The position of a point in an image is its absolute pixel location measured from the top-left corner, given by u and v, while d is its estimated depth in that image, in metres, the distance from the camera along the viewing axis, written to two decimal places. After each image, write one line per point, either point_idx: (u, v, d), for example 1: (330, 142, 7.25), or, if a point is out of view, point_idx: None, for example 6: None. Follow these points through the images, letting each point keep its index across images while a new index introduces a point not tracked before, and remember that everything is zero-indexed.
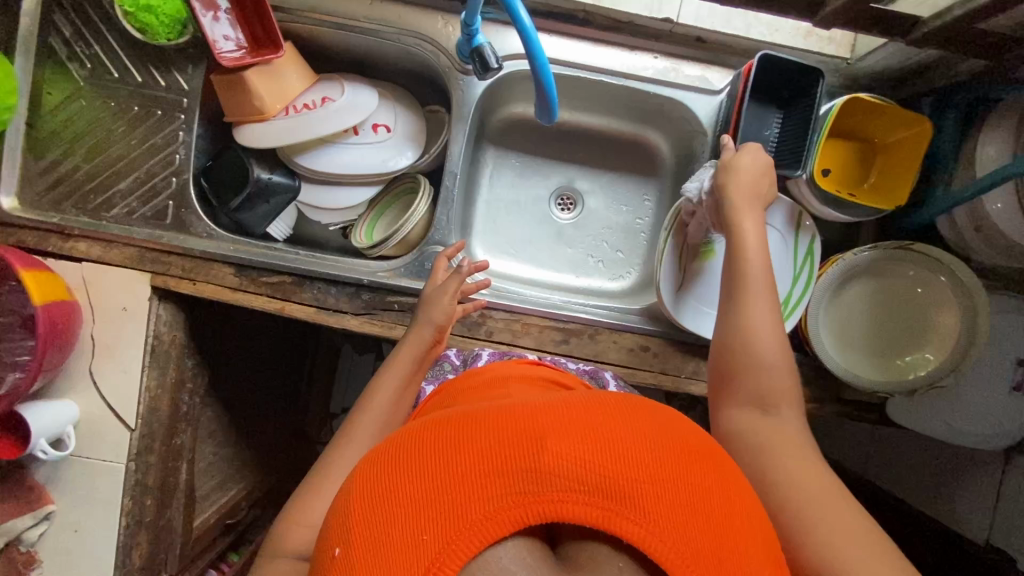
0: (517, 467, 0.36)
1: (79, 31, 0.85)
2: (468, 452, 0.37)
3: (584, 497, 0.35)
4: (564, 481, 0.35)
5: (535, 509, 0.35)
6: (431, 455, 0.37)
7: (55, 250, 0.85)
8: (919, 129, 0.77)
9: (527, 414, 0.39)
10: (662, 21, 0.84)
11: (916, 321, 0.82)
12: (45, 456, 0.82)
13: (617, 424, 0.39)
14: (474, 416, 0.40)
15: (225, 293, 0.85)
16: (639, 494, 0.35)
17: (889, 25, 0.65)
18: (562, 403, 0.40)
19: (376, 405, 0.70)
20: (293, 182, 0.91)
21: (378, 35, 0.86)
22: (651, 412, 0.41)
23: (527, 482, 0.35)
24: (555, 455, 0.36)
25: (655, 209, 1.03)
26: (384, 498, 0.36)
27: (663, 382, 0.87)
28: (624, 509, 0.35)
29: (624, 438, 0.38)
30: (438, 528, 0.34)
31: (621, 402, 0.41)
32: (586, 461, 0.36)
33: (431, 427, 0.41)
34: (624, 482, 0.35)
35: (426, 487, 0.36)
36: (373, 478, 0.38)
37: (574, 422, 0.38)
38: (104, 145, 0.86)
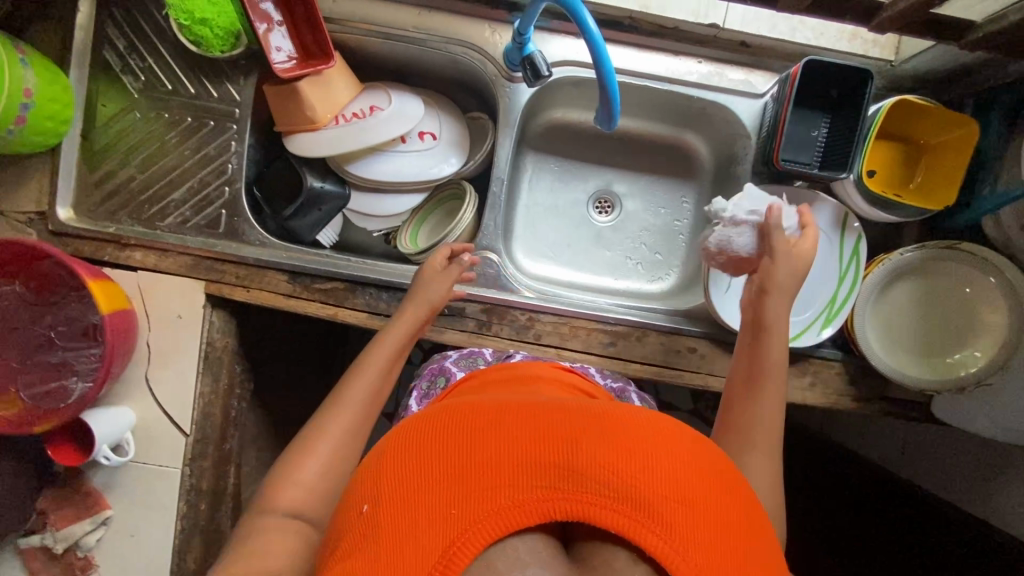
0: (553, 468, 0.39)
1: (132, 44, 0.87)
2: (509, 445, 0.40)
3: (613, 505, 0.38)
4: (590, 484, 0.38)
5: (562, 506, 0.38)
6: (472, 440, 0.41)
7: (111, 259, 0.87)
8: (965, 129, 0.78)
9: (570, 422, 0.42)
10: (708, 26, 0.85)
11: (964, 320, 0.83)
12: (106, 463, 0.83)
13: (652, 441, 0.41)
14: (515, 410, 0.44)
15: (279, 300, 0.87)
16: (666, 511, 0.37)
17: (945, 30, 0.66)
18: (602, 412, 0.44)
19: (365, 372, 0.72)
20: (344, 190, 0.92)
21: (426, 44, 0.87)
22: (685, 436, 0.44)
23: (562, 481, 0.39)
24: (591, 461, 0.39)
25: (693, 211, 1.04)
26: (423, 473, 0.40)
27: (711, 383, 0.88)
28: (650, 522, 0.37)
29: (659, 457, 0.40)
30: (470, 507, 0.37)
31: (660, 422, 0.44)
32: (622, 472, 0.39)
33: (473, 412, 0.44)
34: (650, 495, 0.38)
35: (464, 467, 0.40)
36: (411, 451, 0.42)
37: (611, 433, 0.41)
38: (157, 156, 0.88)
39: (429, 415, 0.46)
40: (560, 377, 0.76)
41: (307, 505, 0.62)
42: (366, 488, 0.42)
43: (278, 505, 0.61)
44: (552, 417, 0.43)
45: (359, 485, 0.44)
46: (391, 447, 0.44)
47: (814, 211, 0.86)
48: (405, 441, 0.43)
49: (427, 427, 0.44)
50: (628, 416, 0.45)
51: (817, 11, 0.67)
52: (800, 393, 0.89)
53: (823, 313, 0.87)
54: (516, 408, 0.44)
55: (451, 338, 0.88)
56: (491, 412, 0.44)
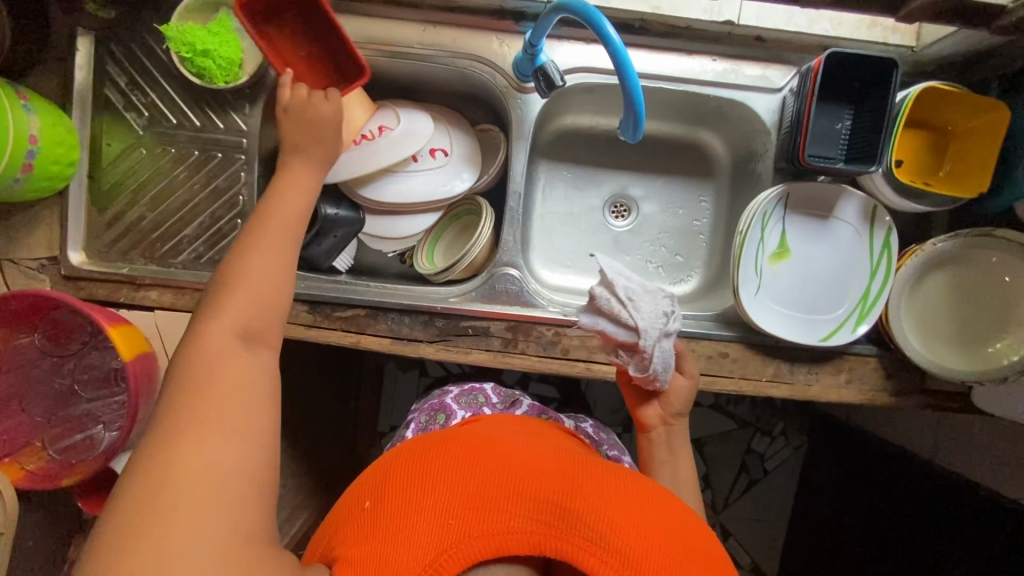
0: (550, 507, 0.51)
1: (134, 80, 0.85)
2: (517, 484, 0.53)
3: (590, 547, 0.49)
4: (583, 531, 0.50)
5: (551, 541, 0.49)
6: (489, 476, 0.53)
7: (127, 300, 0.84)
8: (995, 113, 0.75)
9: (567, 478, 0.55)
10: (722, 23, 0.82)
11: (1003, 307, 0.81)
12: None
13: (638, 507, 0.54)
14: (526, 460, 0.57)
15: (299, 331, 0.85)
16: (630, 557, 0.49)
17: (979, 16, 0.64)
18: (602, 478, 0.57)
19: (279, 211, 0.62)
20: (358, 214, 0.91)
21: (433, 60, 0.85)
22: (665, 512, 0.56)
23: (553, 521, 0.50)
24: (579, 510, 0.51)
25: (712, 210, 1.02)
26: (444, 490, 0.52)
27: (745, 387, 0.86)
28: (613, 561, 0.48)
29: (633, 515, 0.52)
30: (469, 522, 0.49)
31: (648, 497, 0.57)
32: (602, 522, 0.51)
33: (494, 455, 0.56)
34: (630, 548, 0.49)
35: (475, 491, 0.52)
36: (433, 472, 0.54)
37: (605, 495, 0.54)
38: (167, 192, 0.86)
39: (447, 444, 0.58)
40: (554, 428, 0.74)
41: (233, 352, 0.53)
42: (373, 491, 0.55)
43: (195, 375, 0.51)
44: (555, 473, 0.55)
45: (367, 491, 0.56)
46: (405, 467, 0.56)
47: (841, 205, 0.85)
48: (420, 463, 0.56)
49: (444, 455, 0.56)
50: (615, 479, 0.57)
51: (843, 5, 0.64)
52: (837, 391, 0.87)
53: (856, 310, 0.84)
54: (525, 460, 0.57)
55: (478, 358, 0.86)
56: (505, 456, 0.56)
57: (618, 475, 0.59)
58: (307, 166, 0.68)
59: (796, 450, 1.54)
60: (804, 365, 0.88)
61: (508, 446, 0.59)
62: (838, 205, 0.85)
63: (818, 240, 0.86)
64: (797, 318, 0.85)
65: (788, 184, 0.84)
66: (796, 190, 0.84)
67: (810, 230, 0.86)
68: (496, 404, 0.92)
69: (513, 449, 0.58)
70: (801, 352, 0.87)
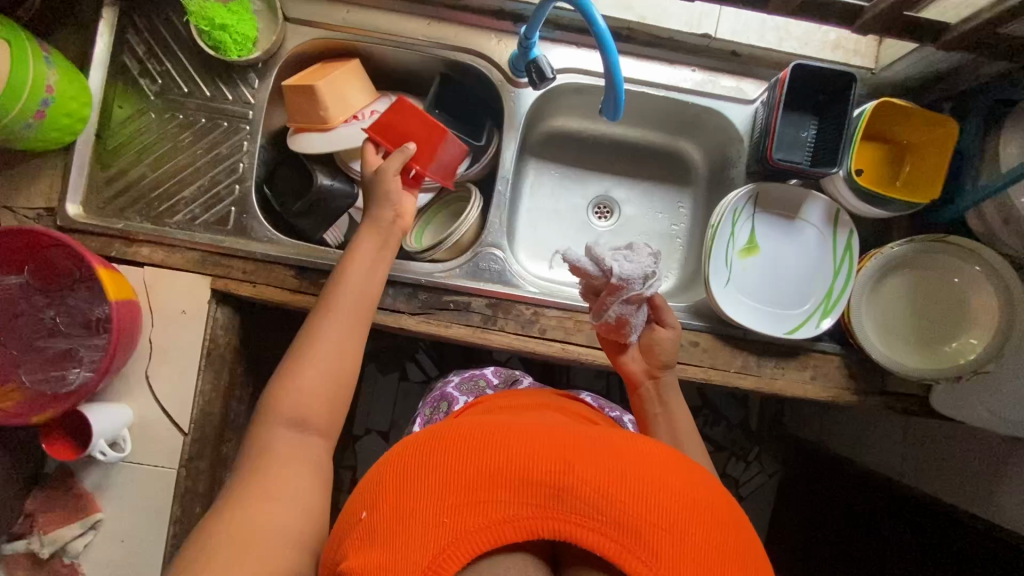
0: (545, 490, 0.46)
1: (152, 49, 0.90)
2: (508, 468, 0.47)
3: (593, 524, 0.44)
4: (585, 509, 0.45)
5: (550, 523, 0.45)
6: (479, 462, 0.47)
7: (119, 255, 0.86)
8: (944, 128, 0.82)
9: (561, 446, 0.49)
10: (701, 36, 0.90)
11: (957, 308, 0.86)
12: (103, 458, 0.82)
13: (643, 470, 0.48)
14: (516, 434, 0.50)
15: (285, 295, 0.87)
16: (638, 529, 0.44)
17: (926, 32, 0.72)
18: (600, 443, 0.51)
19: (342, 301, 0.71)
20: (352, 188, 0.93)
21: (434, 52, 0.91)
22: (675, 467, 0.50)
23: (551, 500, 0.45)
24: (578, 484, 0.45)
25: (690, 215, 1.08)
26: (427, 484, 0.46)
27: (713, 377, 0.89)
28: (621, 537, 0.44)
29: (636, 479, 0.47)
30: (464, 519, 0.44)
31: (654, 456, 0.51)
32: (604, 495, 0.45)
33: (479, 431, 0.50)
34: (640, 523, 0.44)
35: (466, 484, 0.46)
36: (415, 464, 0.48)
37: (605, 460, 0.48)
38: (170, 155, 0.90)
39: (432, 432, 0.52)
40: (566, 406, 0.77)
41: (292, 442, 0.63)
42: (365, 497, 0.49)
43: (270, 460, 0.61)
44: (548, 441, 0.49)
45: (360, 494, 0.50)
46: (392, 462, 0.50)
47: (807, 207, 0.90)
48: (405, 458, 0.50)
49: (429, 443, 0.50)
50: (613, 442, 0.51)
51: (806, 13, 0.72)
52: (802, 387, 0.90)
53: (820, 306, 0.89)
54: (517, 434, 0.50)
55: (457, 333, 0.88)
56: (494, 434, 0.50)
57: (618, 437, 0.52)
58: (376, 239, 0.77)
59: (771, 476, 1.55)
60: (772, 359, 0.90)
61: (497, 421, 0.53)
62: (804, 207, 0.90)
63: (786, 239, 0.91)
64: (764, 312, 0.90)
65: (757, 183, 0.90)
66: (765, 191, 0.90)
67: (778, 229, 0.91)
68: (497, 385, 0.93)
69: (501, 423, 0.51)
70: (770, 346, 0.90)
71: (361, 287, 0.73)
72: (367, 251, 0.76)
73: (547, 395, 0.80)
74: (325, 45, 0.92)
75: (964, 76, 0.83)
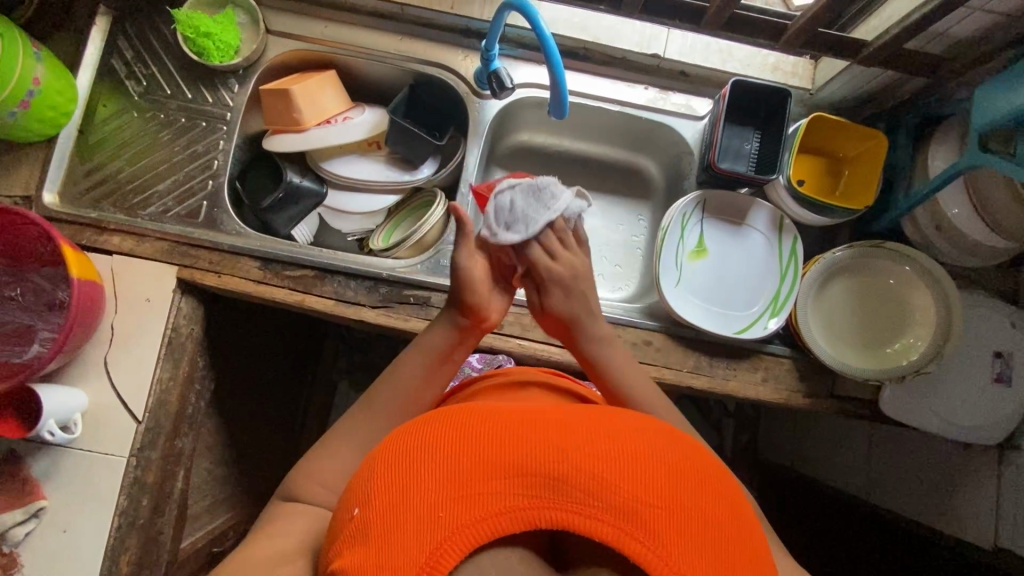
0: (538, 478, 0.44)
1: (139, 54, 0.96)
2: (503, 459, 0.45)
3: (591, 511, 0.43)
4: (578, 494, 0.43)
5: (545, 512, 0.43)
6: (471, 451, 0.45)
7: (89, 242, 0.89)
8: (875, 142, 0.89)
9: (552, 429, 0.47)
10: (651, 56, 0.97)
11: (896, 308, 0.89)
12: (51, 439, 0.81)
13: (633, 448, 0.47)
14: (510, 421, 0.48)
15: (248, 285, 0.90)
16: (637, 513, 0.43)
17: (845, 49, 0.79)
18: (588, 423, 0.49)
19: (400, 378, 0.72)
20: (320, 188, 0.99)
21: (404, 65, 0.98)
22: (665, 442, 0.49)
23: (546, 489, 0.43)
24: (572, 471, 0.44)
25: (649, 227, 1.13)
26: (413, 480, 0.44)
27: (666, 376, 0.91)
28: (620, 522, 0.42)
29: (632, 461, 0.45)
30: (461, 513, 0.42)
31: (641, 432, 0.49)
32: (601, 481, 0.43)
33: (463, 420, 0.48)
34: (635, 505, 0.43)
35: (460, 477, 0.44)
36: (400, 460, 0.45)
37: (593, 440, 0.46)
38: (148, 151, 0.95)
39: (423, 421, 0.49)
40: (547, 379, 0.76)
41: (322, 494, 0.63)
42: (358, 491, 0.46)
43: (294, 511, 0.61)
44: (540, 426, 0.47)
45: (354, 487, 0.47)
46: (382, 454, 0.47)
47: (753, 215, 0.95)
48: (395, 450, 0.47)
49: (421, 434, 0.47)
50: (605, 423, 0.49)
51: (735, 29, 0.79)
52: (754, 388, 0.92)
53: (768, 308, 0.93)
54: (508, 421, 0.48)
55: (416, 326, 0.90)
56: (487, 423, 0.47)
57: (611, 418, 0.51)
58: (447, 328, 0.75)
59: None
60: (723, 361, 0.92)
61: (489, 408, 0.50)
62: (751, 213, 0.95)
63: (733, 244, 0.95)
64: (711, 312, 0.93)
65: (704, 191, 0.95)
66: (712, 198, 0.95)
67: (726, 234, 0.95)
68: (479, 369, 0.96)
69: (492, 410, 0.49)
70: (720, 347, 0.93)
71: (417, 382, 0.72)
72: (435, 345, 0.74)
73: (529, 370, 0.80)
74: (303, 56, 0.98)
75: (890, 95, 0.90)
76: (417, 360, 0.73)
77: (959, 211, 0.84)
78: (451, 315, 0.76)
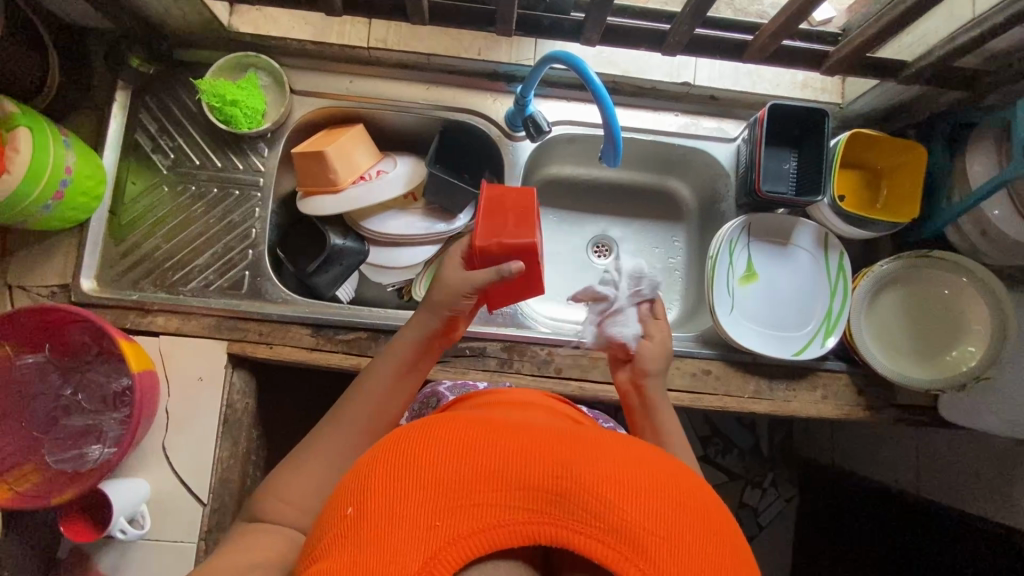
0: (541, 494, 0.42)
1: (163, 126, 0.94)
2: (504, 472, 0.43)
3: (591, 531, 0.41)
4: (578, 512, 0.41)
5: (545, 529, 0.41)
6: (474, 461, 0.44)
7: (134, 326, 0.87)
8: (914, 153, 0.90)
9: (560, 448, 0.46)
10: (681, 84, 0.98)
11: (948, 320, 0.90)
12: (122, 537, 0.79)
13: (641, 471, 0.45)
14: (515, 437, 0.46)
15: (302, 353, 0.88)
16: (640, 539, 0.41)
17: (885, 70, 0.81)
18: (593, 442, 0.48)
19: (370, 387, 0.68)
20: (362, 246, 0.99)
21: (433, 113, 0.97)
22: (673, 471, 0.47)
23: (550, 506, 0.42)
24: (578, 489, 0.42)
25: (685, 247, 1.11)
26: (413, 482, 0.42)
27: (729, 404, 0.91)
28: (620, 545, 0.40)
29: (641, 486, 0.44)
30: (458, 523, 0.41)
31: (649, 457, 0.48)
32: (606, 503, 0.42)
33: (468, 429, 0.47)
34: (640, 531, 0.41)
35: (460, 485, 0.42)
36: (402, 462, 0.44)
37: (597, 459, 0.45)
38: (183, 226, 0.93)
39: (427, 423, 0.48)
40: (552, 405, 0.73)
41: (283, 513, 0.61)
42: (353, 492, 0.44)
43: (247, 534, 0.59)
44: (548, 443, 0.46)
45: (347, 487, 0.46)
46: (380, 456, 0.46)
47: (797, 234, 0.96)
48: (396, 449, 0.46)
49: (424, 436, 0.46)
50: (615, 446, 0.48)
51: (777, 59, 0.81)
52: (815, 407, 0.92)
53: (822, 326, 0.93)
54: (515, 436, 0.46)
55: (474, 378, 0.89)
56: (491, 435, 0.46)
57: (620, 442, 0.49)
58: (416, 332, 0.71)
59: (788, 502, 1.42)
60: (782, 382, 0.92)
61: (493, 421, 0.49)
62: (795, 234, 0.96)
63: (780, 264, 0.96)
64: (767, 335, 0.93)
65: (748, 215, 0.95)
66: (756, 221, 0.95)
67: (772, 256, 0.96)
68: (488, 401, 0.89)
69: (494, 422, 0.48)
70: (777, 368, 0.93)
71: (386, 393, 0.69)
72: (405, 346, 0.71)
73: (537, 395, 0.76)
74: (330, 112, 0.97)
75: (924, 106, 0.91)
76: (388, 365, 0.70)
77: (999, 213, 0.83)
78: (426, 317, 0.71)
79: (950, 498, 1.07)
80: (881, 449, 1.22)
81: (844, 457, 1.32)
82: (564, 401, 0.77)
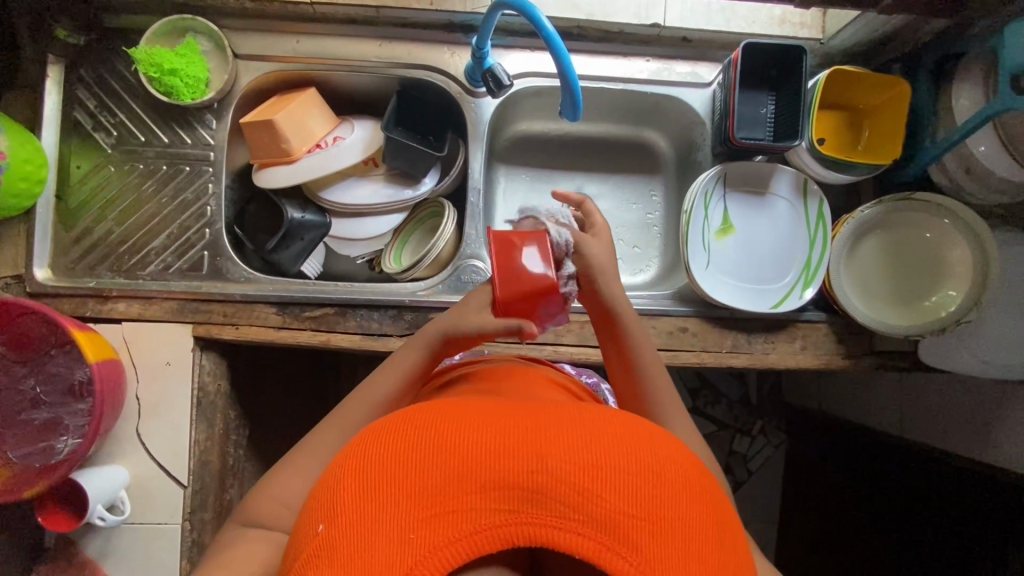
0: (516, 492, 0.41)
1: (103, 102, 0.89)
2: (476, 472, 0.42)
3: (570, 525, 0.40)
4: (556, 507, 0.40)
5: (523, 530, 0.40)
6: (445, 462, 0.42)
7: (94, 313, 0.84)
8: (896, 89, 0.85)
9: (533, 434, 0.44)
10: (650, 26, 0.91)
11: (929, 263, 0.87)
12: (103, 524, 0.79)
13: (616, 451, 0.43)
14: (486, 430, 0.44)
15: (269, 333, 0.86)
16: (619, 525, 0.40)
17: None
18: (569, 420, 0.46)
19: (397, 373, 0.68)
20: (324, 218, 0.95)
21: (389, 71, 0.91)
22: (651, 440, 0.46)
23: (525, 504, 0.41)
24: (552, 483, 0.41)
25: (663, 202, 1.07)
26: (385, 491, 0.41)
27: (707, 360, 0.89)
28: (600, 534, 0.40)
29: (618, 469, 0.42)
30: (432, 532, 0.40)
31: (626, 427, 0.47)
32: (582, 491, 0.41)
33: (436, 428, 0.44)
34: (619, 517, 0.40)
35: (432, 490, 0.41)
36: (373, 472, 0.42)
37: (573, 444, 0.43)
38: (135, 207, 0.89)
39: (395, 425, 0.46)
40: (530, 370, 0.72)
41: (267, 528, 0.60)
42: (322, 505, 0.43)
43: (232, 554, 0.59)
44: (520, 430, 0.44)
45: (317, 502, 0.44)
46: (349, 465, 0.44)
47: (775, 181, 0.93)
48: (366, 457, 0.44)
49: (392, 441, 0.44)
50: (589, 421, 0.46)
51: None
52: (794, 357, 0.90)
53: (801, 277, 0.91)
54: (484, 428, 0.44)
55: None
56: (461, 429, 0.44)
57: (596, 415, 0.47)
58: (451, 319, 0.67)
59: (777, 448, 1.43)
60: (761, 335, 0.91)
61: (464, 410, 0.47)
62: (773, 180, 0.93)
63: (757, 214, 0.93)
64: (745, 289, 0.91)
65: (724, 164, 0.92)
66: (731, 170, 0.92)
67: (749, 207, 0.93)
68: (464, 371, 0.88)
69: (465, 412, 0.46)
70: (757, 321, 0.91)
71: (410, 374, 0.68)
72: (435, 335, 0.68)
73: (513, 361, 0.75)
74: (281, 76, 0.91)
75: (908, 37, 0.86)
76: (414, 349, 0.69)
77: (986, 148, 0.80)
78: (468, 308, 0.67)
79: (932, 440, 1.07)
80: (865, 393, 1.22)
81: (831, 402, 1.32)
82: (543, 366, 0.76)
